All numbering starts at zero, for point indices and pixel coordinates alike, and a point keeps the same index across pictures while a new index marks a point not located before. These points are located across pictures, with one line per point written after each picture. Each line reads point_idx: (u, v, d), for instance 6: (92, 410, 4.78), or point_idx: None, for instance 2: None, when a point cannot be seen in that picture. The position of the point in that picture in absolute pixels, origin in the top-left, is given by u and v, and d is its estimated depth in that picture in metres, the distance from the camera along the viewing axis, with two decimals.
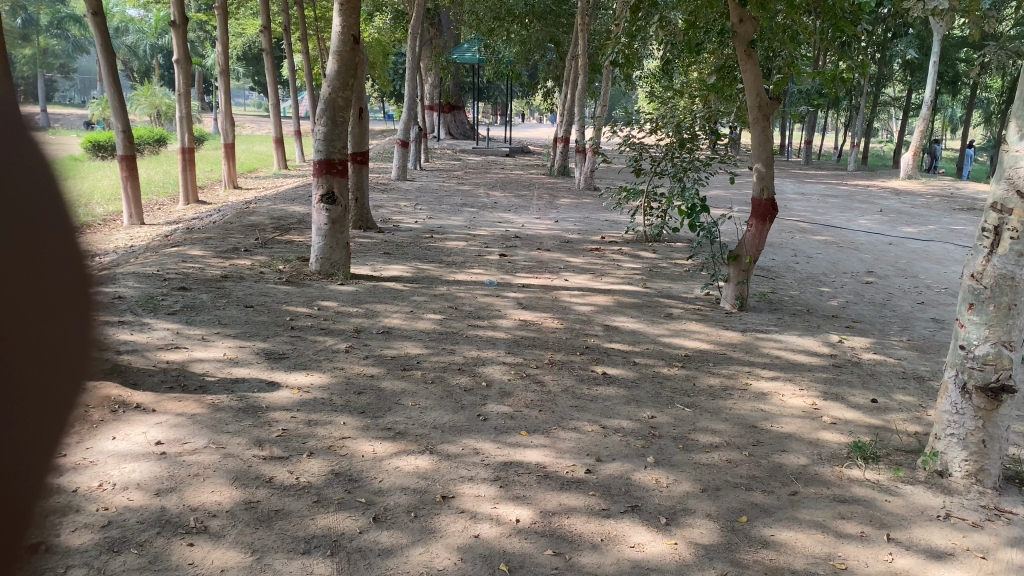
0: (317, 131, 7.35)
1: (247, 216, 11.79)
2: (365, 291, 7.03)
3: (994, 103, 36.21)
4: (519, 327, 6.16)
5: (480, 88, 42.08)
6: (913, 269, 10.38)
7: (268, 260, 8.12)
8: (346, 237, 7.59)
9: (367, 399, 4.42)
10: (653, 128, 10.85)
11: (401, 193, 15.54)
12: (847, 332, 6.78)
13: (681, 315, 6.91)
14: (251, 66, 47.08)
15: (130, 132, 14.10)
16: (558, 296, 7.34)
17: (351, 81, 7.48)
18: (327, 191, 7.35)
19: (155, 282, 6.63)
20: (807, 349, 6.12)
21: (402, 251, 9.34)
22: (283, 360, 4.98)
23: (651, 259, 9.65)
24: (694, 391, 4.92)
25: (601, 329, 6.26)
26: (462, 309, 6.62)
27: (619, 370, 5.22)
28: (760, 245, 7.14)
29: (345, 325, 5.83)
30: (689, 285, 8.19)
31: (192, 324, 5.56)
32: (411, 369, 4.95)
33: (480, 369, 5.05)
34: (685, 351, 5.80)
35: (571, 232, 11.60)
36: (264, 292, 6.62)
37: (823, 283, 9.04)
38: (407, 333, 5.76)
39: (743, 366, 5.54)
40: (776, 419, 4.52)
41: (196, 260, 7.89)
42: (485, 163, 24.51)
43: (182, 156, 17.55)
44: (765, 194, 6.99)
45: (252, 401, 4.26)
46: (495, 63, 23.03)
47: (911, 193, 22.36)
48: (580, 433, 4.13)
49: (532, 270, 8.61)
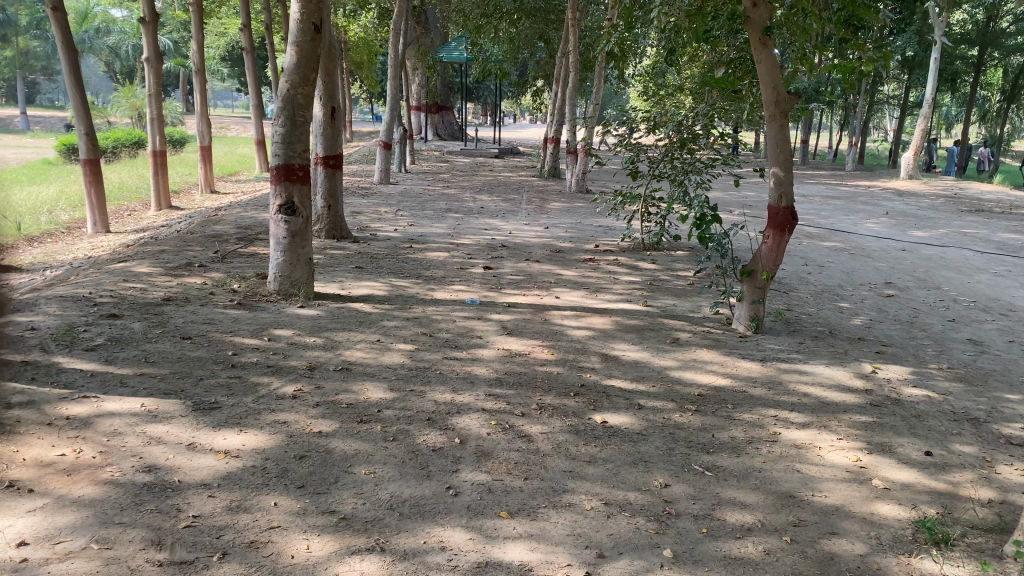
0: (273, 133, 6.48)
1: (212, 225, 10.89)
2: (328, 315, 6.15)
3: (993, 101, 35.59)
4: (504, 359, 5.29)
5: (469, 87, 41.23)
6: (935, 280, 9.59)
7: (223, 277, 7.24)
8: (308, 252, 6.69)
9: (310, 467, 3.54)
10: (652, 128, 9.99)
11: (383, 199, 14.67)
12: (879, 359, 5.93)
13: (689, 341, 6.05)
14: (234, 67, 46.05)
15: (94, 135, 13.22)
16: (549, 318, 6.47)
17: (313, 76, 6.60)
18: (286, 201, 6.47)
19: (82, 307, 5.73)
20: (838, 384, 5.27)
21: (377, 264, 8.48)
22: (216, 410, 4.11)
23: (650, 271, 8.82)
24: (714, 447, 4.06)
25: (599, 361, 5.39)
26: (439, 336, 5.75)
27: (621, 418, 4.37)
28: (778, 259, 6.27)
29: (297, 361, 4.94)
30: (695, 301, 7.36)
31: (112, 362, 4.66)
32: (370, 422, 4.08)
33: (454, 418, 4.18)
34: (698, 390, 4.94)
35: (563, 240, 10.76)
36: (208, 319, 5.73)
37: (841, 298, 8.22)
38: (370, 370, 4.89)
39: (768, 410, 4.68)
40: (817, 485, 3.67)
41: (141, 279, 6.99)
42: (473, 165, 23.71)
43: (153, 160, 16.63)
44: (783, 202, 6.13)
45: (162, 475, 3.38)
46: (482, 62, 22.23)
47: (914, 194, 21.58)
48: (576, 513, 3.26)
49: (519, 286, 7.75)
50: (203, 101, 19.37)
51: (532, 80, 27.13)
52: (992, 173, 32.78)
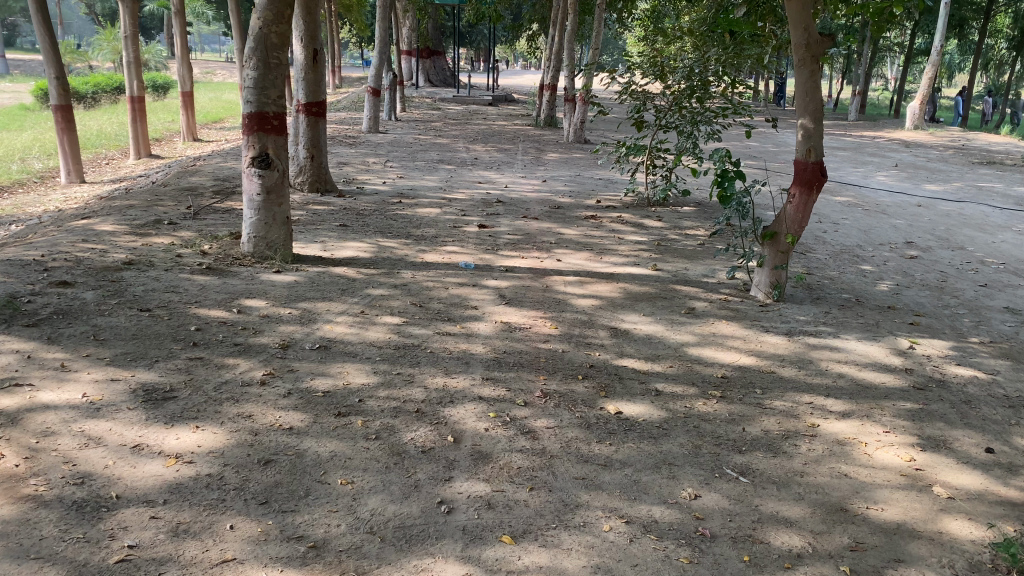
0: (245, 77, 5.81)
1: (188, 177, 10.22)
2: (307, 281, 5.55)
3: (998, 49, 34.65)
4: (502, 335, 4.72)
5: (462, 32, 39.99)
6: (957, 239, 9.01)
7: (194, 236, 6.60)
8: (285, 210, 6.06)
9: (276, 476, 2.99)
10: (660, 74, 9.29)
11: (371, 148, 13.98)
12: (915, 332, 5.38)
13: (706, 311, 5.50)
14: (221, 9, 44.62)
15: (65, 80, 12.47)
16: (550, 285, 5.88)
17: (289, 13, 5.90)
18: (259, 152, 5.83)
19: (29, 273, 5.10)
20: (873, 363, 4.72)
21: (363, 221, 7.86)
22: (171, 401, 3.54)
23: (657, 230, 8.24)
24: (747, 445, 3.53)
25: (608, 336, 4.83)
26: (429, 307, 5.16)
27: (637, 407, 3.84)
28: (803, 220, 5.68)
29: (268, 339, 4.36)
30: (708, 265, 6.78)
31: (56, 340, 4.06)
32: (350, 415, 3.52)
33: (446, 410, 3.63)
34: (721, 372, 4.39)
35: (562, 195, 10.13)
36: (172, 287, 5.13)
37: (862, 259, 7.66)
38: (352, 348, 4.31)
39: (800, 396, 4.14)
40: (871, 494, 3.15)
41: (102, 238, 6.35)
42: (466, 112, 22.87)
43: (131, 107, 15.82)
44: (812, 157, 5.52)
45: (97, 489, 2.81)
46: (475, 5, 21.24)
47: (923, 146, 20.87)
48: (593, 536, 2.73)
49: (517, 247, 7.14)
50: (183, 44, 18.44)
51: (527, 24, 26.14)
52: (997, 125, 32.04)
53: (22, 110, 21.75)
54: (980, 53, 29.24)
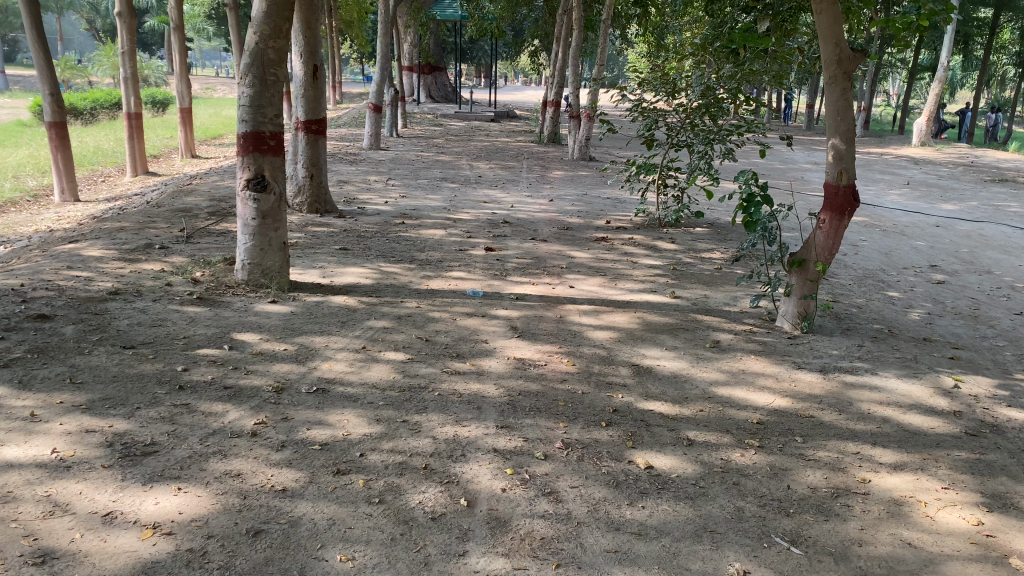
0: (240, 95, 5.48)
1: (184, 197, 9.87)
2: (304, 312, 5.19)
3: (1002, 65, 34.44)
4: (515, 373, 4.35)
5: (463, 49, 39.88)
6: (982, 262, 8.67)
7: (185, 262, 6.24)
8: (281, 236, 5.70)
9: (266, 551, 2.62)
10: (671, 91, 8.94)
11: (373, 166, 13.67)
12: (956, 368, 5.01)
13: (733, 345, 5.13)
14: (222, 26, 44.50)
15: (59, 96, 12.15)
16: (564, 315, 5.53)
17: (287, 27, 5.57)
18: (255, 174, 5.49)
19: (5, 304, 4.74)
20: (918, 404, 4.35)
21: (364, 244, 7.51)
22: (152, 458, 3.16)
23: (671, 253, 7.90)
24: (795, 507, 3.16)
25: (629, 374, 4.47)
26: (435, 341, 4.79)
27: (668, 460, 3.47)
28: (834, 246, 5.32)
29: (261, 380, 4.00)
30: (729, 292, 6.41)
31: (27, 383, 3.69)
32: (350, 473, 3.15)
33: (458, 466, 3.26)
34: (755, 417, 4.02)
35: (570, 215, 9.80)
36: (159, 320, 4.76)
37: (888, 284, 7.31)
38: (352, 391, 3.94)
39: (845, 445, 3.76)
40: (941, 569, 2.77)
41: (89, 264, 6.00)
42: (468, 129, 22.60)
43: (128, 123, 15.51)
44: (843, 180, 5.17)
45: (59, 572, 2.43)
46: (478, 20, 21.01)
47: (932, 163, 20.57)
48: None
49: (527, 272, 6.79)
50: (181, 60, 18.17)
51: (529, 39, 25.91)
52: (1002, 141, 31.79)
53: (19, 127, 21.45)
54: (985, 69, 29.04)
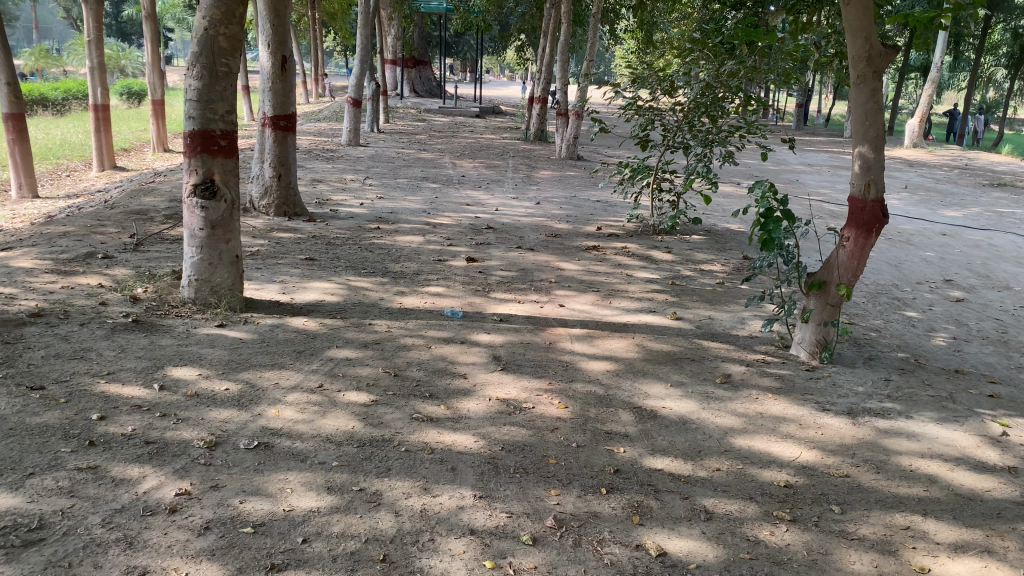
0: (187, 88, 4.79)
1: (143, 196, 9.13)
2: (255, 339, 4.51)
3: (991, 66, 34.03)
4: (498, 419, 3.70)
5: (449, 42, 39.09)
6: (998, 276, 8.10)
7: (128, 275, 5.55)
8: (233, 248, 5.02)
9: None
10: (668, 88, 8.18)
11: (351, 164, 12.95)
12: (999, 408, 4.41)
13: (746, 380, 4.51)
14: None
15: (17, 87, 11.41)
16: (553, 342, 4.88)
17: (241, 11, 4.87)
18: (203, 178, 4.81)
19: None
20: (966, 457, 3.74)
21: (333, 254, 6.83)
22: (33, 549, 2.48)
23: (669, 264, 7.28)
24: None
25: (632, 420, 3.83)
26: (406, 377, 4.13)
27: (685, 543, 2.83)
28: (859, 268, 4.68)
29: (191, 433, 3.31)
30: (736, 314, 5.78)
31: None
32: (289, 569, 2.49)
33: (426, 557, 2.60)
34: (782, 478, 3.39)
35: (559, 220, 9.16)
36: (83, 350, 4.07)
37: (904, 303, 6.72)
38: (301, 447, 3.28)
39: (891, 517, 3.14)
40: None
41: (16, 277, 5.28)
42: (453, 124, 21.95)
43: (94, 115, 14.67)
44: (871, 193, 4.54)
45: None
46: (464, 13, 20.24)
47: (927, 166, 20.06)
48: None
49: (512, 287, 6.13)
50: (154, 50, 17.35)
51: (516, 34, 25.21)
52: (991, 144, 31.36)
53: None
54: (975, 70, 28.63)
